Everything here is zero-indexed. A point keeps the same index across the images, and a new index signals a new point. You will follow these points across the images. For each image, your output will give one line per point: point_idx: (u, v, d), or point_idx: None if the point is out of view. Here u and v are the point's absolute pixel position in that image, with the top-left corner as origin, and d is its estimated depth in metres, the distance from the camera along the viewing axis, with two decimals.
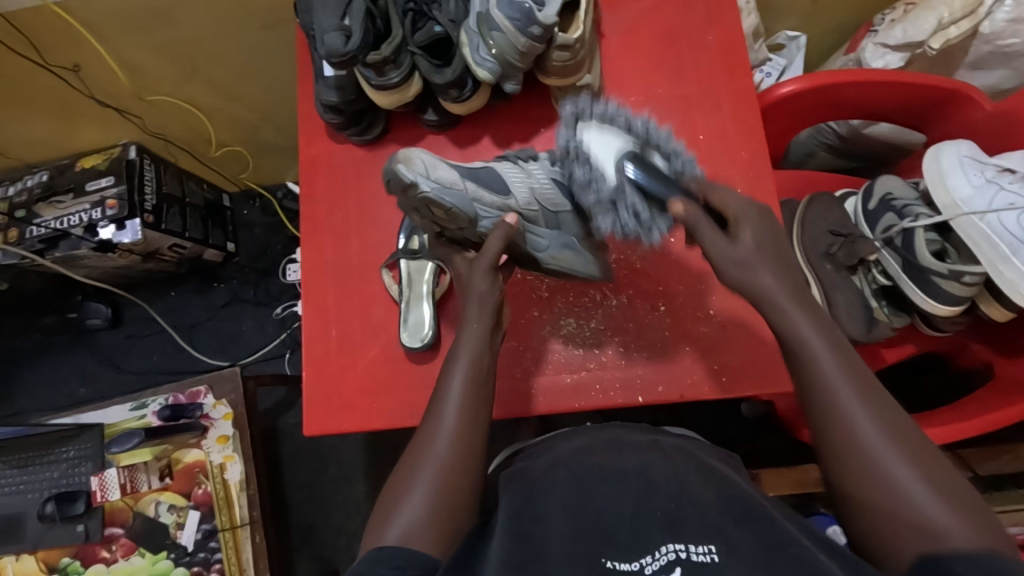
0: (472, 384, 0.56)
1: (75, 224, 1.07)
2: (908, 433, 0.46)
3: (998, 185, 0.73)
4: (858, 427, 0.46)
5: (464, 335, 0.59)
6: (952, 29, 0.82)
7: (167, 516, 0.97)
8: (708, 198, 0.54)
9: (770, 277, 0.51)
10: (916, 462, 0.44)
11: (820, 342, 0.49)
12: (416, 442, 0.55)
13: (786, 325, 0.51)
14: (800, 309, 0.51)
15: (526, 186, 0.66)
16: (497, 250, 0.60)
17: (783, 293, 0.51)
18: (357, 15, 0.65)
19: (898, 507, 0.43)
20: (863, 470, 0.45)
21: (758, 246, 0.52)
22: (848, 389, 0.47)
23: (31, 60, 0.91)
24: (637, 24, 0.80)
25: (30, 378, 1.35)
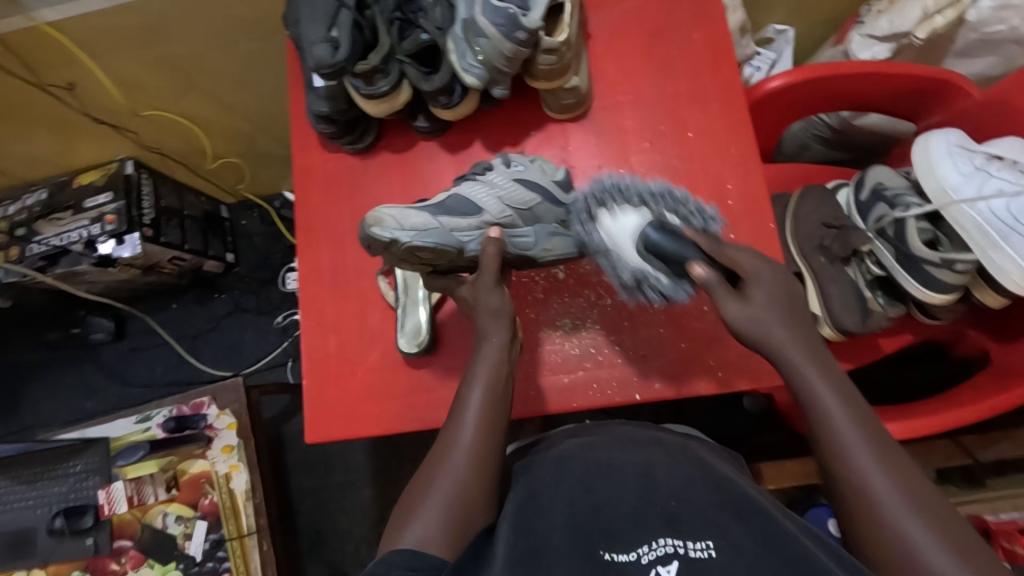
0: (489, 395, 0.58)
1: (74, 240, 1.08)
2: (911, 480, 0.48)
3: (987, 173, 0.73)
4: (867, 478, 0.49)
5: (480, 355, 0.61)
6: (938, 18, 0.81)
7: (175, 527, 0.98)
8: (720, 258, 0.59)
9: (783, 334, 0.55)
10: (923, 511, 0.47)
11: (829, 393, 0.53)
12: (433, 453, 0.57)
13: (798, 378, 0.54)
14: (813, 364, 0.54)
15: (494, 197, 0.68)
16: (495, 266, 0.62)
17: (798, 351, 0.55)
18: (344, 26, 0.66)
19: (904, 554, 0.45)
20: (872, 519, 0.48)
21: (776, 313, 0.56)
22: (854, 435, 0.51)
23: (26, 80, 0.92)
24: (624, 24, 0.81)
25: (37, 394, 1.36)
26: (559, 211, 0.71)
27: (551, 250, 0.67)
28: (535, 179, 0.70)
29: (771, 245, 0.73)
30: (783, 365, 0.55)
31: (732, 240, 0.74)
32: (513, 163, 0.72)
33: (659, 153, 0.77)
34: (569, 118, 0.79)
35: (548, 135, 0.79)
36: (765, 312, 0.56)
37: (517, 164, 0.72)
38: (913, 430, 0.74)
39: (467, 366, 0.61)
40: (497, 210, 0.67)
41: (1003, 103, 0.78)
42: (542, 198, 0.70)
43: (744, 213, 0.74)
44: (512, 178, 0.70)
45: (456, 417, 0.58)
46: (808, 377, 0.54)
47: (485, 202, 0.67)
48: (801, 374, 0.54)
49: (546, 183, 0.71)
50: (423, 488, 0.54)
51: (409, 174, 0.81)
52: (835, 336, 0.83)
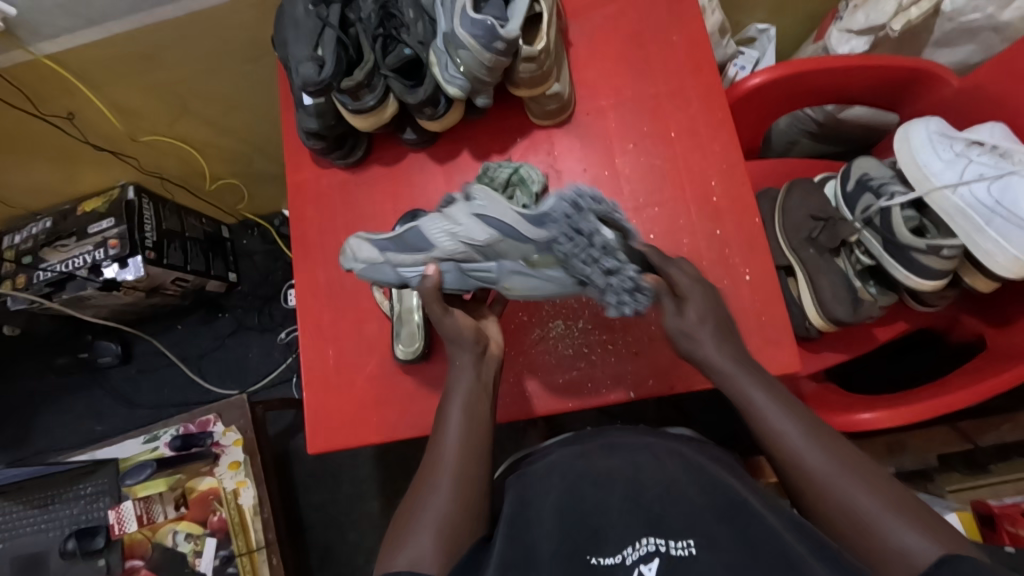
0: (468, 419, 0.60)
1: (79, 266, 1.10)
2: (845, 451, 0.53)
3: (967, 158, 0.73)
4: (805, 458, 0.53)
5: (454, 379, 0.63)
6: (912, 9, 0.83)
7: (185, 545, 0.99)
8: (665, 274, 0.65)
9: (713, 346, 0.61)
10: (865, 479, 0.51)
11: (759, 391, 0.58)
12: (422, 476, 0.58)
13: (728, 382, 0.60)
14: (744, 372, 0.60)
15: (448, 233, 0.62)
16: (433, 302, 0.64)
17: (726, 360, 0.61)
18: (329, 44, 0.69)
19: (856, 519, 0.49)
20: (820, 492, 0.52)
21: (712, 328, 0.62)
22: (784, 419, 0.56)
23: (27, 113, 0.95)
24: (603, 30, 0.82)
25: (47, 419, 1.38)
26: (525, 248, 0.60)
27: (512, 287, 0.65)
28: (497, 214, 0.59)
29: (756, 239, 0.74)
30: (711, 372, 0.62)
31: (718, 235, 0.75)
32: (476, 193, 0.61)
33: (643, 153, 0.79)
34: (553, 124, 0.80)
35: (533, 141, 0.81)
36: (689, 318, 0.63)
37: (478, 194, 0.60)
38: (908, 416, 0.75)
39: (445, 391, 0.64)
40: (449, 248, 0.62)
41: (981, 90, 0.79)
42: (503, 237, 0.60)
43: (729, 209, 0.76)
44: (472, 213, 0.61)
45: (438, 443, 0.60)
46: (743, 383, 0.59)
47: (437, 240, 0.63)
48: (734, 380, 0.60)
49: (507, 219, 0.59)
50: (414, 511, 0.55)
51: (399, 186, 0.82)
52: (827, 327, 0.83)
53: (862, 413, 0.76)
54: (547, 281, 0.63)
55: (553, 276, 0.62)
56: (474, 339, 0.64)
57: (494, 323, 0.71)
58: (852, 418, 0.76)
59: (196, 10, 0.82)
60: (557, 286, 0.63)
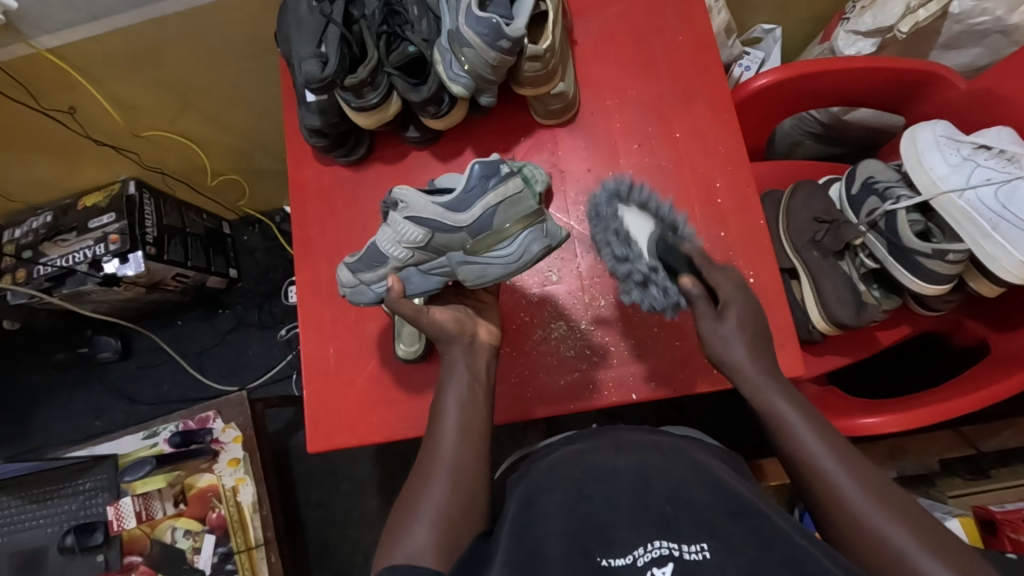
0: (462, 412, 0.60)
1: (79, 261, 1.10)
2: (881, 485, 0.51)
3: (975, 163, 0.73)
4: (838, 486, 0.51)
5: (446, 373, 0.63)
6: (920, 12, 0.82)
7: (183, 541, 0.99)
8: (705, 277, 0.63)
9: (743, 351, 0.59)
10: (900, 514, 0.49)
11: (793, 412, 0.56)
12: (420, 468, 0.58)
13: (761, 399, 0.58)
14: (774, 385, 0.58)
15: (392, 240, 0.64)
16: (401, 307, 0.62)
17: (760, 372, 0.58)
18: (332, 41, 0.68)
19: (888, 552, 0.47)
20: (853, 524, 0.50)
21: (746, 341, 0.59)
22: (818, 446, 0.54)
23: (28, 106, 0.94)
24: (609, 29, 0.82)
25: (46, 414, 1.38)
26: (459, 235, 0.63)
27: (467, 276, 0.64)
28: (422, 209, 0.63)
29: (760, 241, 0.74)
30: (745, 383, 0.59)
31: (722, 238, 0.75)
32: (400, 197, 0.65)
33: (647, 154, 0.78)
34: (557, 124, 0.80)
35: (537, 141, 0.80)
36: (729, 325, 0.60)
37: (402, 197, 0.64)
38: (912, 420, 0.75)
39: (445, 381, 0.63)
40: (402, 256, 0.65)
41: (988, 93, 0.78)
42: (434, 228, 0.63)
43: (734, 211, 0.75)
44: (402, 216, 0.64)
45: (435, 437, 0.59)
46: (772, 400, 0.57)
47: (389, 250, 0.65)
48: (765, 398, 0.57)
49: (429, 212, 0.63)
50: (417, 503, 0.55)
51: (401, 186, 0.82)
52: (831, 330, 0.83)
53: (865, 418, 0.76)
54: (494, 263, 0.63)
55: (498, 255, 0.63)
56: (457, 330, 0.63)
57: (491, 312, 0.70)
58: (854, 423, 0.76)
59: (198, 4, 0.82)
60: (505, 266, 0.63)
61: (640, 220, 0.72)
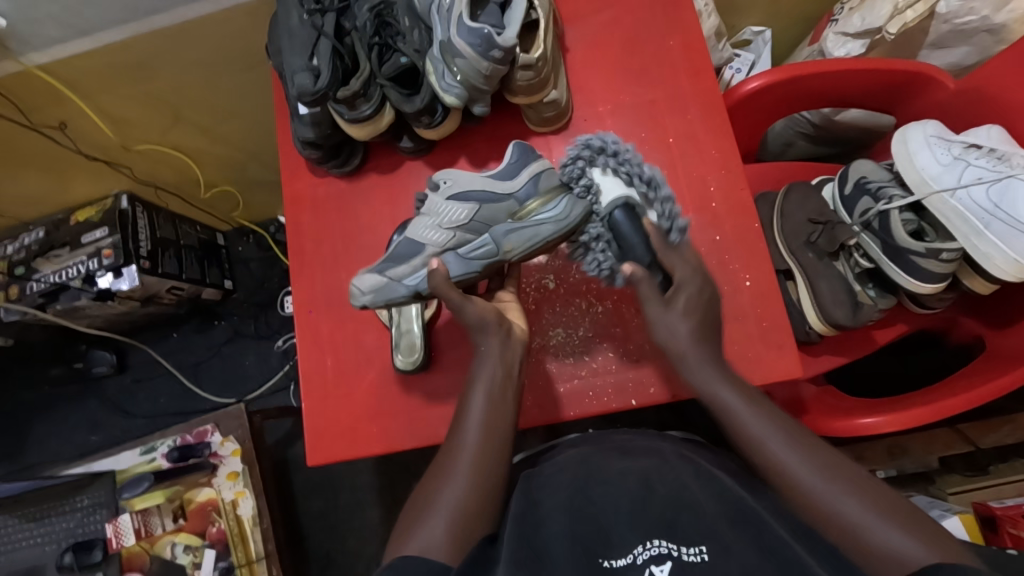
0: (491, 407, 0.58)
1: (73, 276, 1.09)
2: (818, 449, 0.52)
3: (965, 162, 0.73)
4: (774, 456, 0.52)
5: (478, 366, 0.60)
6: (908, 12, 0.83)
7: (183, 557, 0.98)
8: (659, 261, 0.61)
9: (688, 338, 0.58)
10: (850, 485, 0.49)
11: (739, 399, 0.55)
12: (439, 463, 0.56)
13: (701, 386, 0.57)
14: (705, 358, 0.57)
15: (434, 224, 0.67)
16: (445, 291, 0.62)
17: (688, 340, 0.58)
18: (324, 55, 0.69)
19: (832, 519, 0.48)
20: (797, 494, 0.50)
21: (691, 326, 0.58)
22: (751, 416, 0.54)
23: (18, 122, 0.93)
24: (600, 35, 0.82)
25: (42, 431, 1.37)
26: (506, 204, 0.67)
27: (514, 247, 0.65)
28: (467, 185, 0.67)
29: (756, 244, 0.74)
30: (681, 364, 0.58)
31: (718, 241, 0.75)
32: (441, 181, 0.69)
33: (642, 159, 0.78)
34: (551, 131, 0.80)
35: (531, 148, 0.81)
36: (680, 323, 0.58)
37: (446, 178, 0.68)
38: (914, 418, 0.75)
39: (467, 376, 0.61)
40: (441, 239, 0.66)
41: (978, 92, 0.79)
42: (483, 202, 0.67)
43: (728, 214, 0.75)
44: (444, 197, 0.67)
45: (457, 436, 0.57)
46: (717, 390, 0.56)
47: (427, 236, 0.67)
48: (700, 375, 0.57)
49: (478, 184, 0.67)
50: (428, 496, 0.54)
51: (396, 195, 0.82)
52: (828, 331, 0.83)
53: (865, 418, 0.76)
54: (545, 224, 0.64)
55: (548, 216, 0.64)
56: (497, 321, 0.61)
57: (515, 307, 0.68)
58: (855, 423, 0.76)
59: (189, 18, 0.82)
60: (556, 226, 0.64)
61: (610, 182, 0.65)
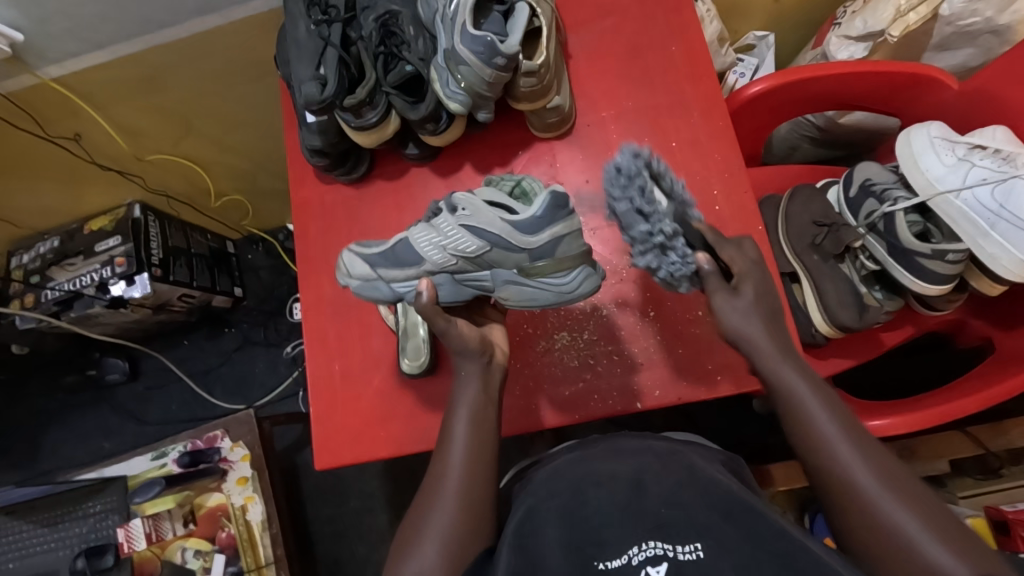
0: (474, 420, 0.61)
1: (87, 284, 1.11)
2: (882, 458, 0.53)
3: (970, 163, 0.73)
4: (834, 449, 0.54)
5: (461, 386, 0.63)
6: (911, 15, 0.84)
7: (194, 561, 0.99)
8: (719, 253, 0.62)
9: (767, 338, 0.58)
10: (903, 501, 0.50)
11: (806, 390, 0.56)
12: (428, 484, 0.59)
13: (781, 382, 0.57)
14: (787, 360, 0.58)
15: (434, 246, 0.63)
16: (434, 318, 0.62)
17: (770, 347, 0.58)
18: (331, 64, 0.70)
19: (883, 528, 0.50)
20: (850, 496, 0.52)
21: (759, 320, 0.59)
22: (817, 407, 0.56)
23: (34, 134, 0.96)
24: (603, 42, 0.83)
25: (56, 438, 1.38)
26: (518, 256, 0.62)
27: (506, 297, 0.66)
28: (484, 224, 0.61)
29: (759, 246, 0.75)
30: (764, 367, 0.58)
31: None
32: (461, 202, 0.63)
33: None
34: (554, 136, 0.81)
35: (535, 154, 0.81)
36: (748, 313, 0.59)
37: (466, 203, 0.63)
38: (922, 420, 0.74)
39: (451, 396, 0.64)
40: (439, 260, 0.63)
41: (982, 93, 0.78)
42: (492, 245, 0.62)
43: (732, 217, 0.76)
44: (458, 223, 0.62)
45: (442, 456, 0.59)
46: (790, 378, 0.57)
47: (426, 252, 0.64)
48: (775, 366, 0.58)
49: (496, 227, 0.61)
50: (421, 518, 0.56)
51: (402, 201, 0.83)
52: (833, 333, 0.83)
53: (872, 420, 0.76)
54: (544, 291, 0.65)
55: (550, 283, 0.64)
56: (480, 350, 0.63)
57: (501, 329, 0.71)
58: (862, 425, 0.76)
59: (199, 30, 0.84)
60: (557, 295, 0.66)
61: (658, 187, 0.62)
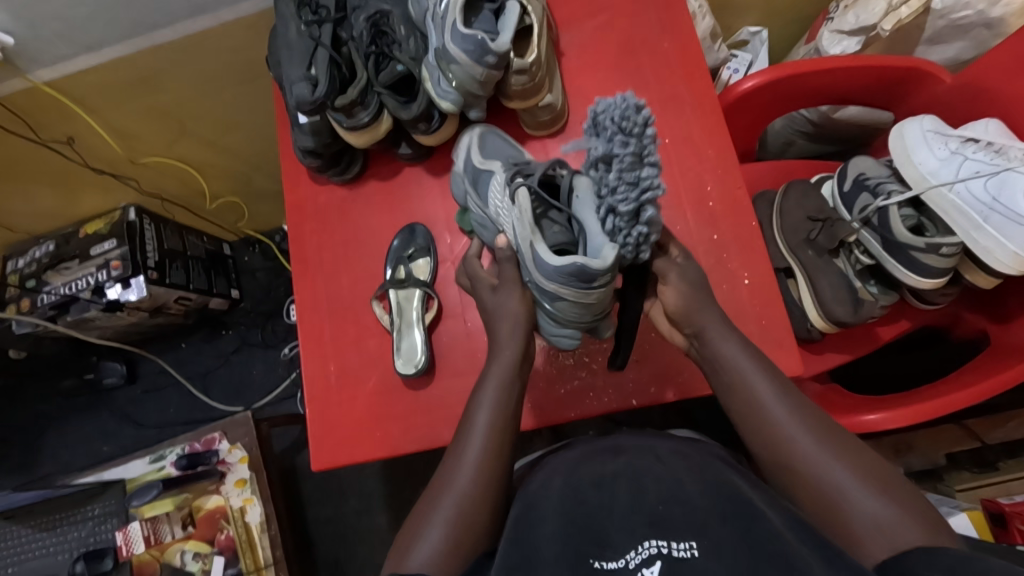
0: (496, 419, 0.59)
1: (83, 288, 1.11)
2: (821, 422, 0.54)
3: (963, 156, 0.73)
4: (771, 414, 0.55)
5: (485, 379, 0.61)
6: (903, 9, 0.83)
7: (193, 564, 0.99)
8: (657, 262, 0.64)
9: (703, 311, 0.61)
10: (843, 458, 0.51)
11: (742, 356, 0.59)
12: (436, 482, 0.58)
13: (715, 348, 0.60)
14: (722, 332, 0.61)
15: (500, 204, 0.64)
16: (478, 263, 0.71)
17: (710, 316, 0.61)
18: (321, 64, 0.70)
19: (827, 486, 0.51)
20: (790, 456, 0.53)
21: (688, 291, 0.62)
22: (754, 373, 0.58)
23: (27, 138, 0.95)
24: (595, 39, 0.83)
25: (55, 442, 1.38)
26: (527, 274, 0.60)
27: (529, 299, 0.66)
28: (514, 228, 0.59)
29: (753, 241, 0.75)
30: (709, 335, 0.61)
31: (715, 240, 0.75)
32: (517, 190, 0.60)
33: None
34: (548, 134, 0.81)
35: (528, 152, 0.81)
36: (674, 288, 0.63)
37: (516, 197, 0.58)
38: (921, 413, 0.74)
39: (475, 387, 0.62)
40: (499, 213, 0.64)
41: (974, 86, 0.79)
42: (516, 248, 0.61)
43: (726, 214, 0.76)
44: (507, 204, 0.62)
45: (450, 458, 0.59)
46: (723, 347, 0.60)
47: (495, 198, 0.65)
48: (710, 338, 0.61)
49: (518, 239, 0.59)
50: (426, 512, 0.56)
51: (397, 201, 0.83)
52: (829, 328, 0.83)
53: (868, 415, 0.76)
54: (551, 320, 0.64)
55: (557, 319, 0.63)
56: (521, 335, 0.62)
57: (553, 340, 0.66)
58: (858, 419, 0.76)
59: (191, 32, 0.84)
60: (552, 330, 0.65)
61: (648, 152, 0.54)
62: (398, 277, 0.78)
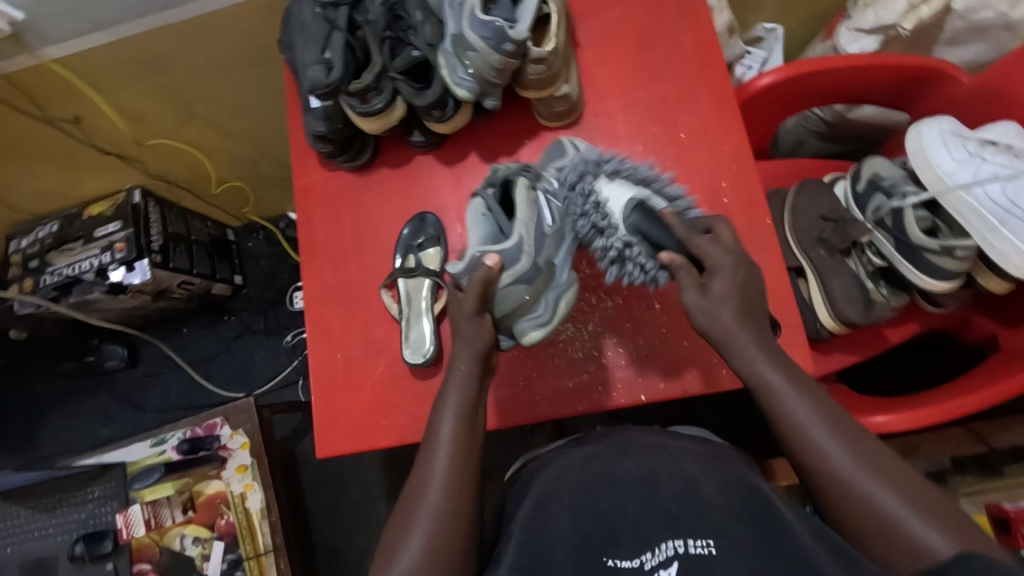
0: (462, 429, 0.58)
1: (85, 269, 1.10)
2: (862, 442, 0.51)
3: (981, 158, 0.73)
4: (808, 432, 0.52)
5: (450, 392, 0.60)
6: (923, 8, 0.82)
7: (192, 548, 0.99)
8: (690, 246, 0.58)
9: (732, 318, 0.56)
10: (886, 479, 0.49)
11: (779, 374, 0.55)
12: (410, 493, 0.56)
13: (744, 363, 0.56)
14: (755, 345, 0.56)
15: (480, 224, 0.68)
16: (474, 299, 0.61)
17: (732, 320, 0.56)
18: (336, 47, 0.68)
19: (870, 510, 0.48)
20: (826, 476, 0.51)
21: (731, 306, 0.56)
22: (792, 391, 0.54)
23: (34, 117, 0.95)
24: (611, 30, 0.82)
25: (54, 424, 1.38)
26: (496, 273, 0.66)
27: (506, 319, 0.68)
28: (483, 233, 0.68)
29: (767, 240, 0.74)
30: (729, 351, 0.57)
31: None
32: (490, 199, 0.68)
33: (652, 155, 0.78)
34: (562, 124, 0.80)
35: (541, 143, 0.80)
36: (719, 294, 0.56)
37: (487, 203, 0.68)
38: (926, 416, 0.74)
39: (439, 395, 0.61)
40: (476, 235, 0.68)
41: (992, 89, 0.78)
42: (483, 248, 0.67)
43: (741, 210, 0.75)
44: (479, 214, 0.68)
45: (430, 450, 0.57)
46: (760, 368, 0.55)
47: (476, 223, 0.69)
48: (739, 349, 0.56)
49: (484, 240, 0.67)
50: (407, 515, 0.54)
51: (408, 189, 0.82)
52: (839, 329, 0.83)
53: (876, 416, 0.76)
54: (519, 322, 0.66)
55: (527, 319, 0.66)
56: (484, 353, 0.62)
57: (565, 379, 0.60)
58: (866, 421, 0.76)
59: (203, 13, 0.83)
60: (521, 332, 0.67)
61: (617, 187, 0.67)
62: (407, 265, 0.77)
